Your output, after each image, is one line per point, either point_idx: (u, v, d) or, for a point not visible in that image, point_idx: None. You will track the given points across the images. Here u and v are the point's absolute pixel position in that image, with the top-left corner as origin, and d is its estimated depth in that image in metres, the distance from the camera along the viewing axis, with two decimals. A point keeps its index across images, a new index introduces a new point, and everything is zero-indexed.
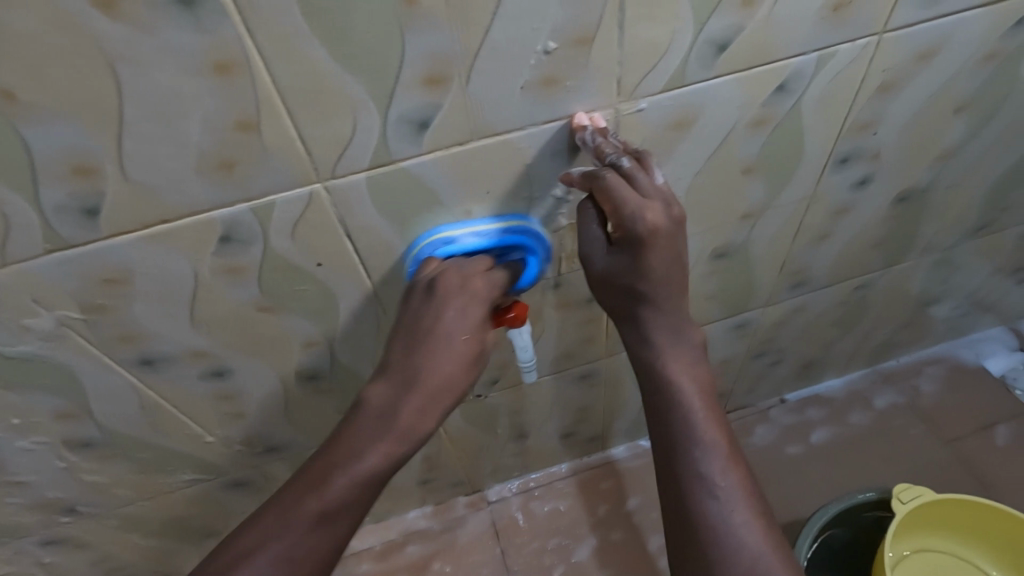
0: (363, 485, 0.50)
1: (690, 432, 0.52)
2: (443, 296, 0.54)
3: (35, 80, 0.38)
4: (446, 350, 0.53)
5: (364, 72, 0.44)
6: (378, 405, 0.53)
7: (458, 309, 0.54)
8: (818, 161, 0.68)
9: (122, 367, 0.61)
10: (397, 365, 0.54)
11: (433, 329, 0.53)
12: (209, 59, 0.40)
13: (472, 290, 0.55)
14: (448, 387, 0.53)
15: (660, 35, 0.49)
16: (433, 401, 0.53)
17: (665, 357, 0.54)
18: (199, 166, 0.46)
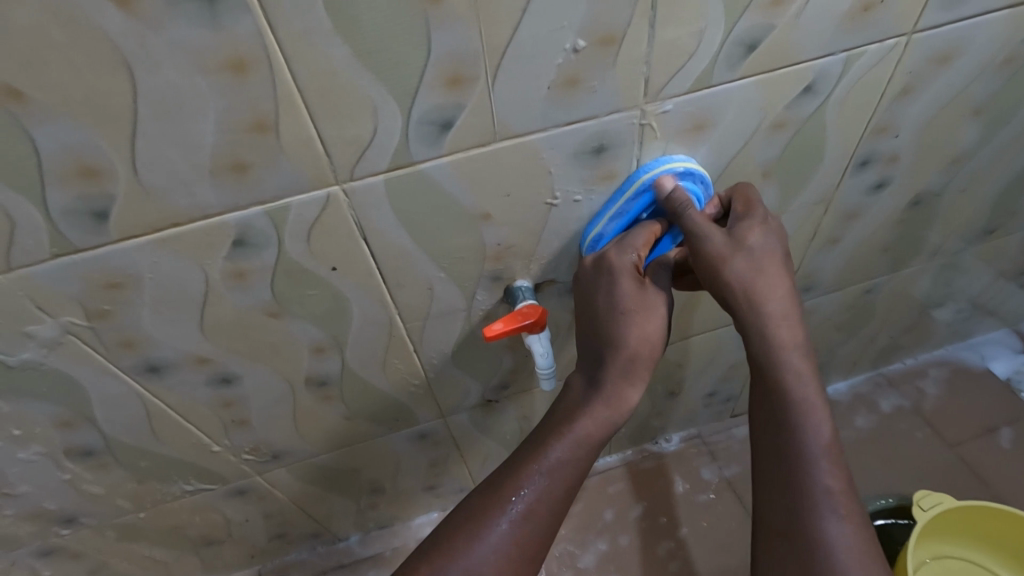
0: (577, 451, 0.57)
1: (809, 443, 0.55)
2: (614, 271, 0.57)
3: (45, 77, 0.36)
4: (624, 331, 0.58)
5: (387, 72, 0.42)
6: (583, 386, 0.61)
7: (628, 285, 0.57)
8: (836, 165, 0.68)
9: (126, 375, 0.59)
10: (597, 339, 0.60)
11: (607, 310, 0.58)
12: (228, 56, 0.38)
13: (630, 265, 0.57)
14: (626, 384, 0.59)
15: (688, 35, 0.48)
16: (614, 398, 0.59)
17: (796, 367, 0.56)
18: (212, 168, 0.44)
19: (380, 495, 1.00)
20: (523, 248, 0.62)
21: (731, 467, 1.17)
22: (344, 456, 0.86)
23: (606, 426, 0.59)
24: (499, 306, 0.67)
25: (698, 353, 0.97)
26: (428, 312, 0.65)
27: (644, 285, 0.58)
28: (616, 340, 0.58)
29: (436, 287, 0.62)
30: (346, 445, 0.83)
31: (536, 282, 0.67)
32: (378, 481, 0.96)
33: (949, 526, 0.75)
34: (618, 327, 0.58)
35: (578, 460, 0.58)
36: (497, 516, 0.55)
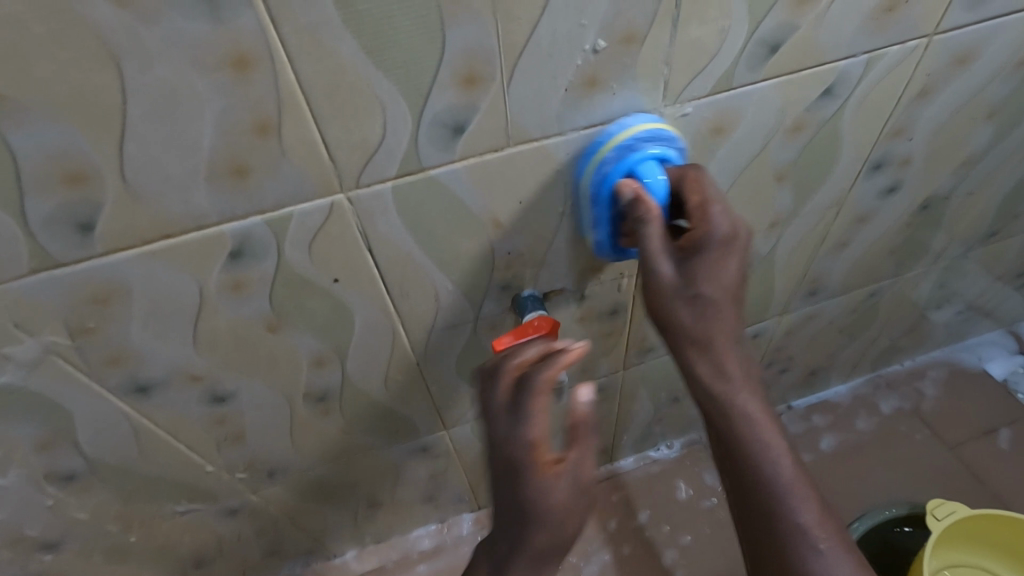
0: None
1: (779, 485, 0.50)
2: (522, 462, 0.45)
3: (24, 75, 0.33)
4: (540, 525, 0.46)
5: (398, 71, 0.40)
6: (492, 561, 0.49)
7: (551, 485, 0.45)
8: (850, 168, 0.66)
9: (113, 394, 0.55)
10: (506, 517, 0.47)
11: (526, 507, 0.45)
12: (227, 53, 0.35)
13: (530, 458, 0.46)
14: (547, 562, 0.48)
15: (712, 34, 0.46)
16: (540, 570, 0.49)
17: (741, 407, 0.50)
18: (209, 174, 0.41)
19: (378, 508, 0.97)
20: (533, 255, 0.59)
21: None
22: (342, 471, 0.83)
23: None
24: (506, 315, 0.65)
25: None
26: (433, 322, 0.62)
27: (559, 469, 0.46)
28: (527, 533, 0.46)
29: (443, 297, 0.59)
30: (344, 459, 0.80)
31: (545, 291, 0.64)
32: (376, 494, 0.92)
33: (964, 534, 0.74)
34: (529, 526, 0.46)
35: None
36: None
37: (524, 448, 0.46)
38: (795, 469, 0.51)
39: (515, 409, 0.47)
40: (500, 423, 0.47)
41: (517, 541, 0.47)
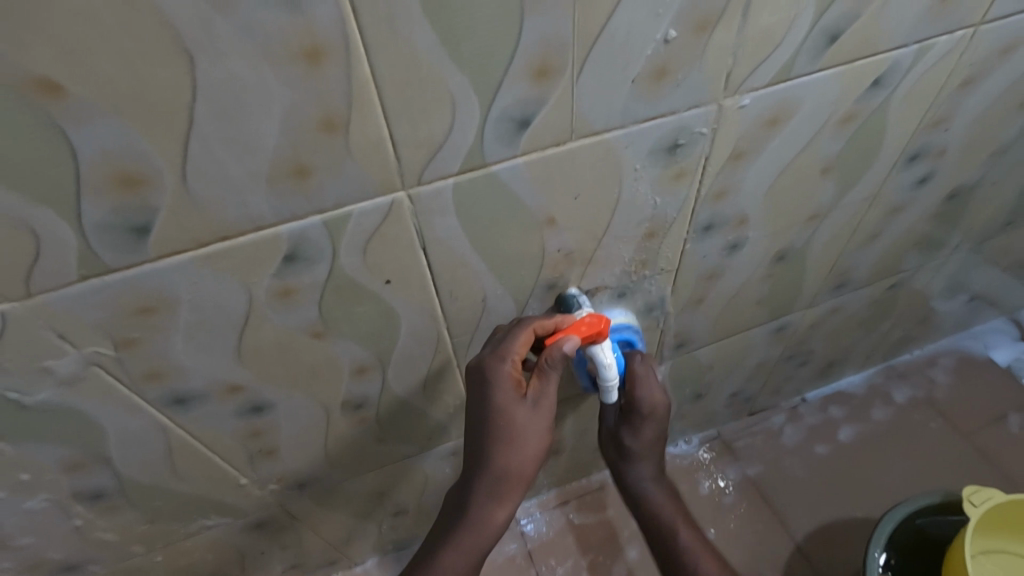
0: (493, 503, 0.59)
1: (663, 518, 0.77)
2: (491, 378, 0.55)
3: (91, 69, 0.31)
4: (507, 423, 0.56)
5: (471, 63, 0.38)
6: (477, 454, 0.58)
7: (508, 392, 0.55)
8: (890, 159, 0.66)
9: (150, 408, 0.52)
10: (480, 422, 0.57)
11: (490, 411, 0.56)
12: (302, 45, 0.33)
13: (505, 377, 0.55)
14: (527, 454, 0.57)
15: (779, 22, 0.45)
16: (522, 463, 0.57)
17: (644, 488, 0.78)
18: (271, 173, 0.39)
19: (403, 516, 0.95)
20: (582, 252, 0.58)
21: (753, 467, 1.16)
22: (373, 479, 0.80)
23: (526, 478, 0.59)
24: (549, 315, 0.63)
25: (728, 355, 0.95)
26: (478, 324, 0.60)
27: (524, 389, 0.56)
28: (501, 432, 0.56)
29: (490, 298, 0.58)
30: (376, 467, 0.78)
31: (589, 289, 0.63)
32: (403, 502, 0.90)
33: (997, 521, 0.75)
34: (502, 426, 0.56)
35: (502, 503, 0.59)
36: (471, 513, 0.60)
37: (499, 370, 0.55)
38: (693, 538, 0.75)
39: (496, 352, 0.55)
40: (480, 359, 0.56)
41: (494, 439, 0.57)
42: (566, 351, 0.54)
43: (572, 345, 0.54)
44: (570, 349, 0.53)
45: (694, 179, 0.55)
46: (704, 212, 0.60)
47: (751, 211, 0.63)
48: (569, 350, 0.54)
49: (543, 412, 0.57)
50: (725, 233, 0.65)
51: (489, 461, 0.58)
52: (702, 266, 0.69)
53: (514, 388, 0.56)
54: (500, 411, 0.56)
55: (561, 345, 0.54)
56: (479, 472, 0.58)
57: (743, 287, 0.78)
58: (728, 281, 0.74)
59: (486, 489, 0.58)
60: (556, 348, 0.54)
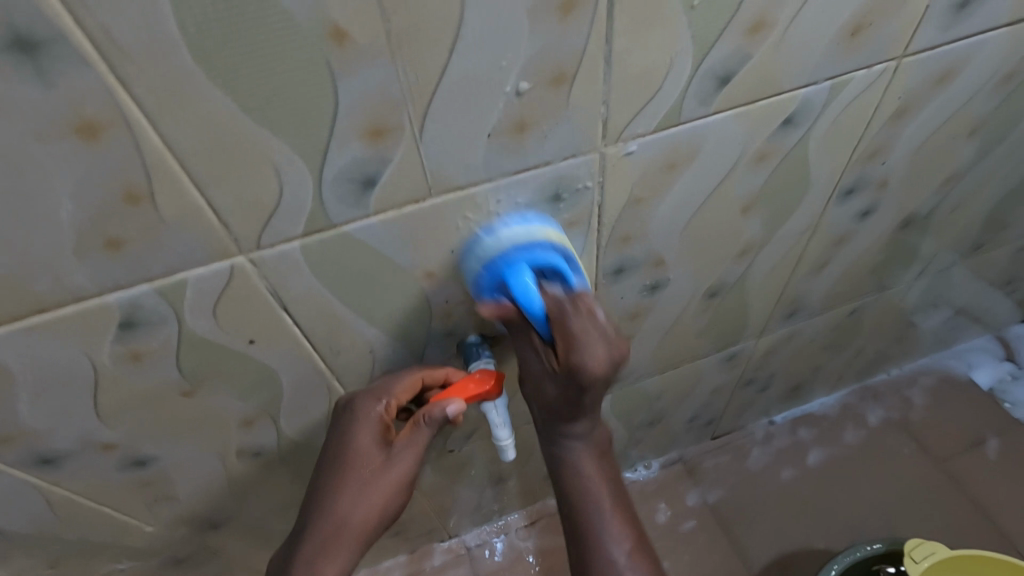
0: (320, 551, 0.53)
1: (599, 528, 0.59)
2: (358, 416, 0.54)
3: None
4: (362, 465, 0.54)
5: (285, 127, 0.35)
6: (319, 495, 0.54)
7: (373, 432, 0.54)
8: (821, 193, 0.62)
9: (14, 468, 0.50)
10: (331, 462, 0.54)
11: (348, 449, 0.54)
12: (71, 119, 0.31)
13: (373, 416, 0.54)
14: (374, 501, 0.54)
15: (653, 67, 0.41)
16: (366, 508, 0.54)
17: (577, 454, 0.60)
18: (78, 246, 0.36)
19: None
20: (476, 301, 0.54)
21: (714, 492, 1.12)
22: (295, 516, 0.78)
23: (364, 528, 0.54)
24: (453, 360, 0.60)
25: (675, 384, 0.91)
26: (372, 374, 0.57)
27: (390, 434, 0.55)
28: (353, 471, 0.54)
29: (378, 350, 0.55)
30: (295, 506, 0.75)
31: (494, 335, 0.60)
32: None
33: None
34: (357, 466, 0.54)
35: (331, 556, 0.53)
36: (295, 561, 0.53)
37: (369, 409, 0.54)
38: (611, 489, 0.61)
39: (372, 390, 0.55)
40: (351, 398, 0.55)
41: (344, 481, 0.54)
42: (447, 413, 0.51)
43: (455, 404, 0.52)
44: (450, 406, 0.51)
45: (589, 226, 0.51)
46: (611, 255, 0.56)
47: (666, 251, 0.59)
48: (450, 411, 0.51)
49: (402, 466, 0.54)
50: (641, 274, 0.61)
51: (329, 502, 0.54)
52: (621, 305, 0.65)
53: (381, 431, 0.54)
54: (358, 453, 0.54)
55: (440, 399, 0.52)
56: (316, 514, 0.54)
57: (677, 320, 0.74)
58: (656, 317, 0.70)
59: (315, 536, 0.53)
60: (438, 408, 0.51)
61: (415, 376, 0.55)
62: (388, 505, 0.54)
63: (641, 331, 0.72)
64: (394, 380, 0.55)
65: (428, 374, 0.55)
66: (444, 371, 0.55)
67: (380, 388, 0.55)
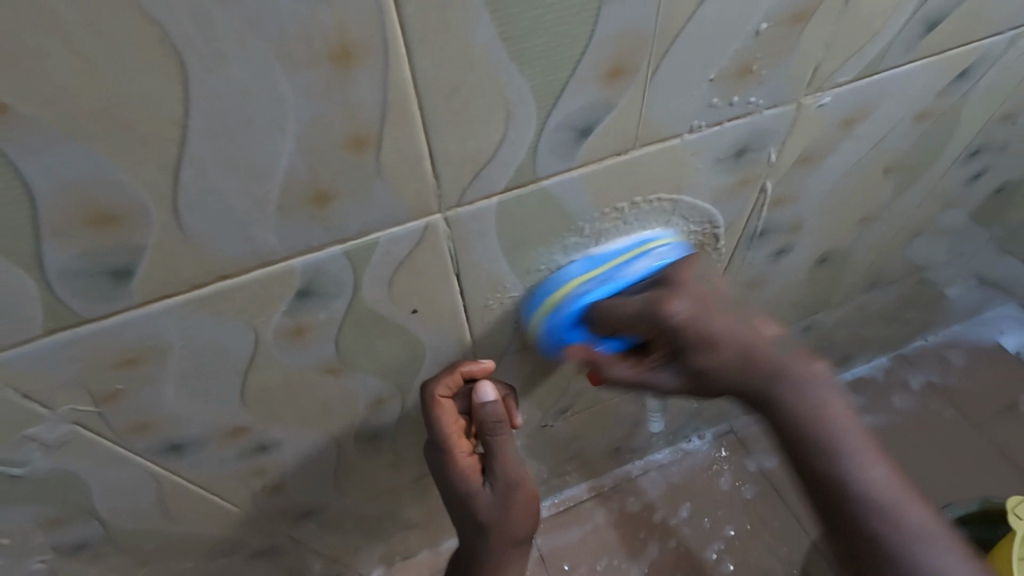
0: (506, 519, 0.55)
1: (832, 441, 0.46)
2: (434, 428, 0.53)
3: (57, 74, 0.23)
4: (464, 470, 0.54)
5: (531, 63, 0.31)
6: (479, 506, 0.54)
7: (448, 427, 0.53)
8: (954, 154, 0.60)
9: (140, 459, 0.45)
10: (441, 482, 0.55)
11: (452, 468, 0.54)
12: (330, 42, 0.26)
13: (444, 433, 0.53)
14: (517, 495, 0.54)
15: (880, 11, 0.38)
16: (521, 505, 0.55)
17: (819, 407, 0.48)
18: (284, 204, 0.31)
19: (410, 530, 0.87)
20: None
21: (770, 459, 1.09)
22: (379, 501, 0.73)
23: (526, 506, 0.56)
24: None
25: None
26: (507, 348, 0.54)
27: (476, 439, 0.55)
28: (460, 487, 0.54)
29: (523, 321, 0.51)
30: (386, 490, 0.71)
31: None
32: (410, 518, 0.83)
33: None
34: (462, 478, 0.54)
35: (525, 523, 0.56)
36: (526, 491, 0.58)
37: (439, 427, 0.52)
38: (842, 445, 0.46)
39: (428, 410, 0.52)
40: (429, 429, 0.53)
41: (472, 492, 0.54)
42: (485, 398, 0.51)
43: (490, 392, 0.51)
44: (492, 399, 0.51)
45: (756, 185, 0.48)
46: (762, 218, 0.53)
47: (807, 217, 0.57)
48: (493, 399, 0.51)
49: (505, 465, 0.54)
50: (778, 238, 0.58)
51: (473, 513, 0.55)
52: (746, 273, 0.62)
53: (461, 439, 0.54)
54: (470, 488, 0.54)
55: (477, 398, 0.51)
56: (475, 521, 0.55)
57: (784, 291, 0.71)
58: (770, 285, 0.68)
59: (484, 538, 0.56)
60: (478, 396, 0.51)
61: (434, 400, 0.51)
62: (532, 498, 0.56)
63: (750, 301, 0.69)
64: (431, 420, 0.52)
65: (442, 387, 0.51)
66: (455, 368, 0.51)
67: (437, 409, 0.52)
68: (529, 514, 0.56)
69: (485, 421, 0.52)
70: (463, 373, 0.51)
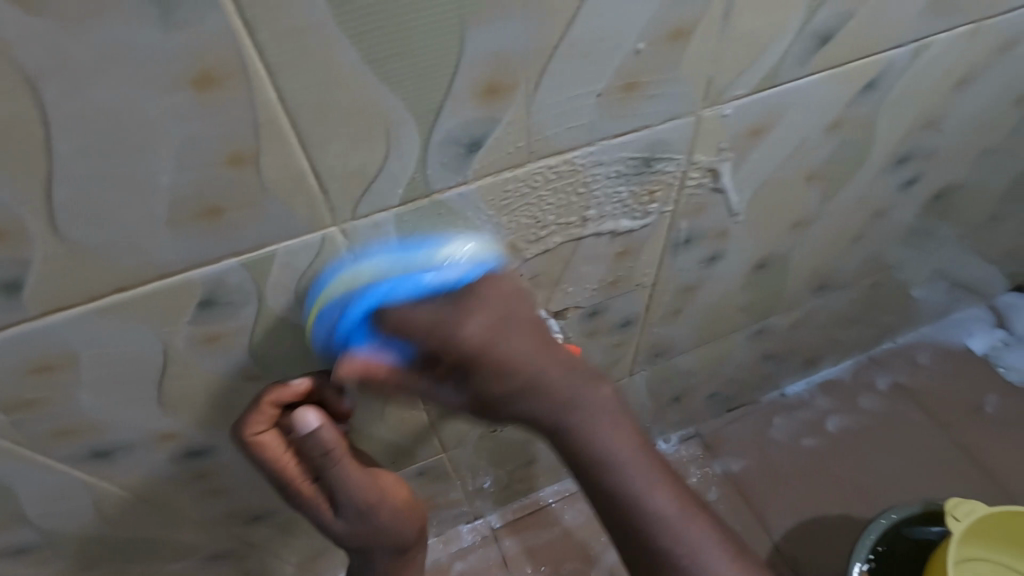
0: (371, 528, 0.55)
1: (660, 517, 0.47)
2: (262, 461, 0.50)
3: None
4: (312, 497, 0.52)
5: (404, 84, 0.32)
6: (338, 526, 0.54)
7: (280, 458, 0.50)
8: (879, 161, 0.61)
9: (67, 465, 0.47)
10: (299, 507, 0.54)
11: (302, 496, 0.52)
12: (188, 68, 0.27)
13: (274, 465, 0.50)
14: (374, 507, 0.54)
15: (763, 27, 0.40)
16: (381, 511, 0.55)
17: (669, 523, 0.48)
18: (172, 218, 0.33)
19: None
20: (550, 277, 0.52)
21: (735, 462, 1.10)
22: None
23: (393, 511, 0.56)
24: None
25: (709, 360, 0.89)
26: None
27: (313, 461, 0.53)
28: (316, 512, 0.53)
29: None
30: None
31: (558, 311, 0.58)
32: None
33: (981, 529, 0.72)
34: (313, 506, 0.53)
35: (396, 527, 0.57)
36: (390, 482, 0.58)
37: (268, 458, 0.50)
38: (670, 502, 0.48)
39: (252, 447, 0.49)
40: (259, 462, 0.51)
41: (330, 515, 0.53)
42: (309, 429, 0.48)
43: (311, 421, 0.48)
44: (314, 428, 0.47)
45: (668, 195, 0.50)
46: (683, 226, 0.55)
47: (732, 224, 0.58)
48: (317, 426, 0.48)
49: (355, 492, 0.53)
50: (706, 244, 0.59)
51: (332, 533, 0.54)
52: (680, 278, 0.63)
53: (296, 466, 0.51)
54: (323, 512, 0.53)
55: (300, 429, 0.48)
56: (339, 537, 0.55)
57: (726, 295, 0.72)
58: (709, 290, 0.69)
59: (354, 548, 0.56)
60: (297, 427, 0.48)
61: (250, 440, 0.49)
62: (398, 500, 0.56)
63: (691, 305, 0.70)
64: (254, 456, 0.50)
65: (251, 425, 0.48)
66: (260, 404, 0.47)
67: (260, 443, 0.49)
68: (407, 516, 0.58)
69: (319, 449, 0.49)
70: (273, 409, 0.48)
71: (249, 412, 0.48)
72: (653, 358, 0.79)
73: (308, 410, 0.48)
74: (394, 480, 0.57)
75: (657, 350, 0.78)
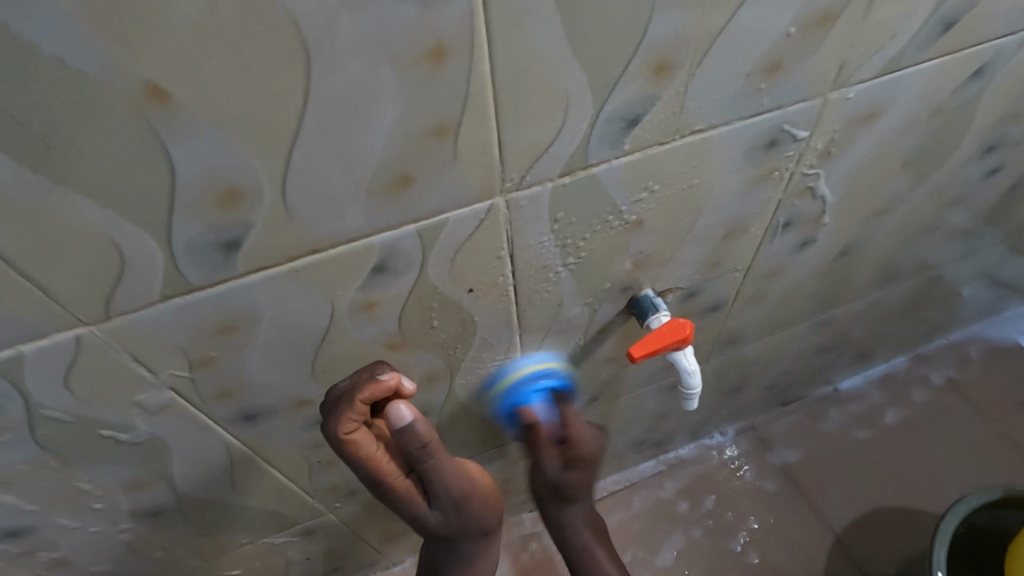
0: (458, 516, 0.58)
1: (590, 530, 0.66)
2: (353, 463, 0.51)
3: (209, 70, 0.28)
4: (405, 492, 0.54)
5: (591, 60, 0.35)
6: (430, 513, 0.57)
7: (371, 459, 0.51)
8: (968, 149, 0.63)
9: (219, 427, 0.50)
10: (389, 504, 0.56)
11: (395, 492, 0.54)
12: (429, 42, 0.30)
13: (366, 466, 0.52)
14: (465, 494, 0.57)
15: (897, 14, 0.42)
16: (470, 498, 0.58)
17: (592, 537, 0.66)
18: (373, 185, 0.36)
19: None
20: (662, 257, 0.55)
21: (793, 453, 1.11)
22: None
23: (481, 495, 0.59)
24: (618, 318, 0.60)
25: (776, 350, 0.91)
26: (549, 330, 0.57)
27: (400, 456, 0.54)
28: (407, 505, 0.55)
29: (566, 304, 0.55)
30: None
31: (661, 291, 0.60)
32: None
33: None
34: (404, 499, 0.55)
35: (482, 512, 0.60)
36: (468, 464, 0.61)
37: (359, 460, 0.51)
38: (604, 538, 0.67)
39: (343, 450, 0.50)
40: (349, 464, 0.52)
41: (422, 505, 0.56)
42: (403, 424, 0.49)
43: (407, 414, 0.49)
44: (410, 421, 0.48)
45: (781, 178, 0.52)
46: (787, 209, 0.57)
47: (829, 207, 0.60)
48: (412, 419, 0.49)
49: (447, 482, 0.55)
50: (803, 227, 0.61)
51: (425, 520, 0.57)
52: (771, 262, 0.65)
53: (386, 463, 0.53)
54: (416, 502, 0.55)
55: (395, 426, 0.49)
56: (431, 524, 0.58)
57: (807, 281, 0.74)
58: (792, 276, 0.71)
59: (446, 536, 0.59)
60: (393, 423, 0.49)
61: (341, 441, 0.49)
62: (479, 486, 0.59)
63: (773, 290, 0.72)
64: (348, 458, 0.51)
65: (343, 426, 0.49)
66: (352, 403, 0.48)
67: (353, 444, 0.50)
68: (492, 504, 0.60)
69: (410, 445, 0.50)
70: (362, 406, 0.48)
71: (340, 413, 0.49)
72: (728, 344, 0.81)
73: (400, 405, 0.49)
74: (477, 469, 0.59)
75: (733, 337, 0.79)
